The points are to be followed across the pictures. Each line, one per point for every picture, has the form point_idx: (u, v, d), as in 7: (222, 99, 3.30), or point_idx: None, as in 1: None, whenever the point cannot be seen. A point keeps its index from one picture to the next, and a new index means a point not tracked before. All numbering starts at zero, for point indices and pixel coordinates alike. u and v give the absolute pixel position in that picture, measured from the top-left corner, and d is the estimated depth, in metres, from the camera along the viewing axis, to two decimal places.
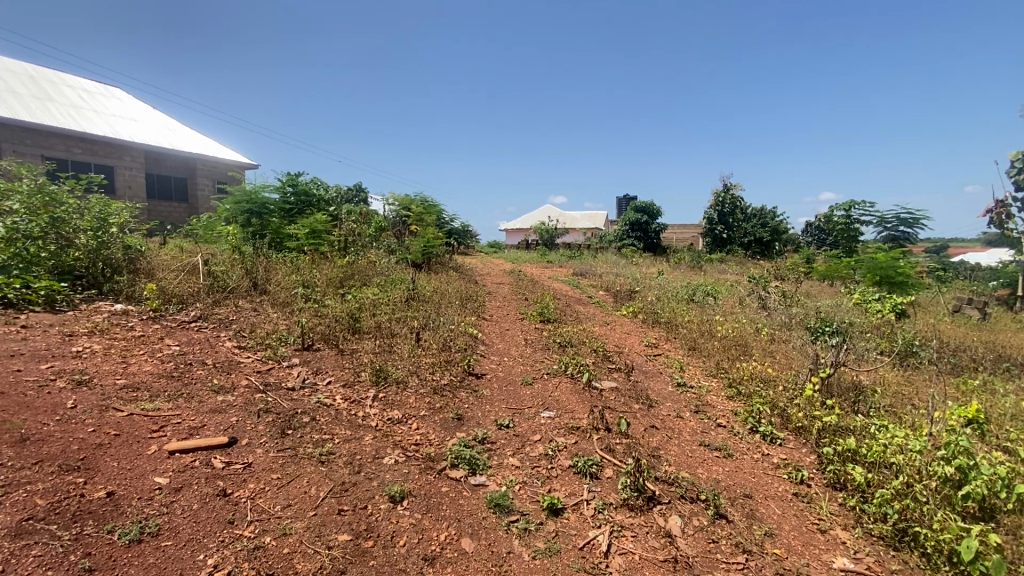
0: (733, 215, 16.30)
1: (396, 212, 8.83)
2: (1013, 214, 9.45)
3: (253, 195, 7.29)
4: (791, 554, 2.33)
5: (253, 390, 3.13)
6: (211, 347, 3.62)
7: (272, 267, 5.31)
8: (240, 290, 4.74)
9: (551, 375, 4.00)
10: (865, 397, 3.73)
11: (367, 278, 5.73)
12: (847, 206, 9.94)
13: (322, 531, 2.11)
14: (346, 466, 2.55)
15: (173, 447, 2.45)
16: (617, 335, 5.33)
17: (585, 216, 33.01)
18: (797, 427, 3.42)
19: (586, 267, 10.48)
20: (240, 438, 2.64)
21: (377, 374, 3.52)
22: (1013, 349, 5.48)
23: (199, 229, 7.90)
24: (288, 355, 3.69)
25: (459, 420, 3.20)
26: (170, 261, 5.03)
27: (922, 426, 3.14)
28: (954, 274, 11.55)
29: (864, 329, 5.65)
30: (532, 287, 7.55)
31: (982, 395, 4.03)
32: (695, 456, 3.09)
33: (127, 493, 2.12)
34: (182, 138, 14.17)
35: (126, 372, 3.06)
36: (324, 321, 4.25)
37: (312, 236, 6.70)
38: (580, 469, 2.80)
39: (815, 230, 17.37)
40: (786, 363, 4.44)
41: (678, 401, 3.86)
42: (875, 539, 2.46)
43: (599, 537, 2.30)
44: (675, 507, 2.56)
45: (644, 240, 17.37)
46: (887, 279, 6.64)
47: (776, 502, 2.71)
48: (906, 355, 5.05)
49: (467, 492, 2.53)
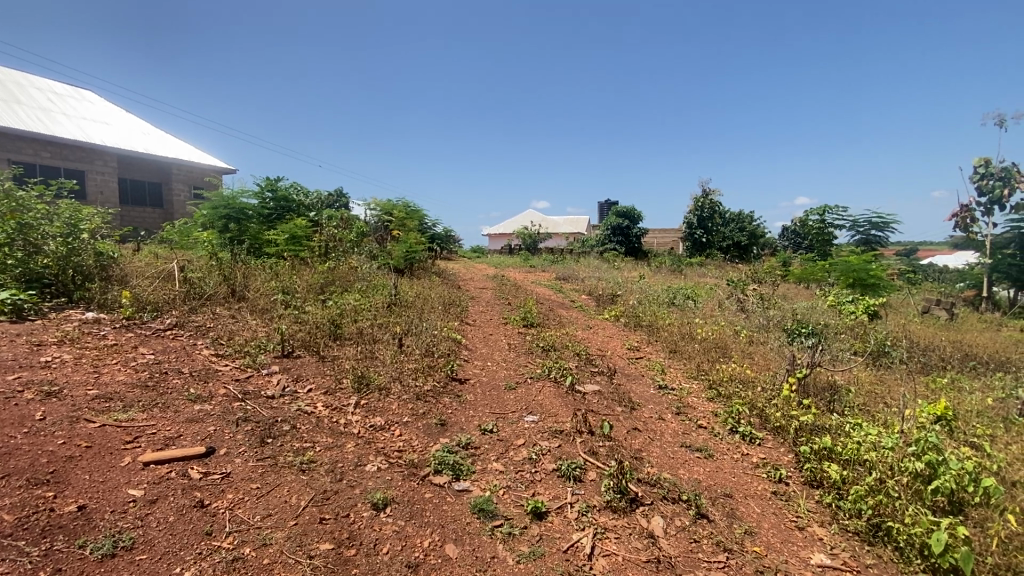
0: (712, 220, 16.58)
1: (378, 218, 8.78)
2: (977, 218, 9.85)
3: (231, 200, 7.13)
4: (770, 552, 2.37)
5: (231, 398, 3.07)
6: (187, 355, 3.54)
7: (250, 273, 5.22)
8: (217, 297, 4.65)
9: (535, 379, 4.01)
10: (840, 397, 3.83)
11: (348, 284, 5.67)
12: (822, 211, 10.25)
13: (303, 541, 2.07)
14: (327, 475, 2.52)
15: (148, 458, 2.38)
16: (600, 339, 5.36)
17: (568, 220, 33.53)
18: (775, 427, 3.48)
19: (567, 272, 10.55)
20: (218, 447, 2.59)
21: (359, 381, 3.49)
22: (979, 348, 5.68)
23: (174, 234, 7.73)
24: (267, 363, 3.63)
25: (442, 425, 3.19)
26: (145, 268, 4.91)
27: (894, 423, 3.24)
28: (922, 275, 11.91)
29: (839, 330, 5.79)
30: (514, 291, 7.59)
31: (950, 393, 4.17)
32: (676, 458, 3.12)
33: (100, 506, 2.06)
34: (156, 142, 13.82)
35: (98, 382, 2.98)
36: (304, 328, 4.19)
37: (292, 242, 6.61)
38: (564, 472, 2.81)
39: (791, 233, 17.82)
40: (764, 364, 4.54)
41: (659, 403, 3.91)
42: (850, 535, 2.52)
43: (583, 540, 2.31)
44: (657, 508, 2.58)
45: (625, 244, 17.56)
46: (860, 281, 6.84)
47: (755, 501, 2.76)
48: (878, 355, 5.21)
49: (451, 498, 2.52)
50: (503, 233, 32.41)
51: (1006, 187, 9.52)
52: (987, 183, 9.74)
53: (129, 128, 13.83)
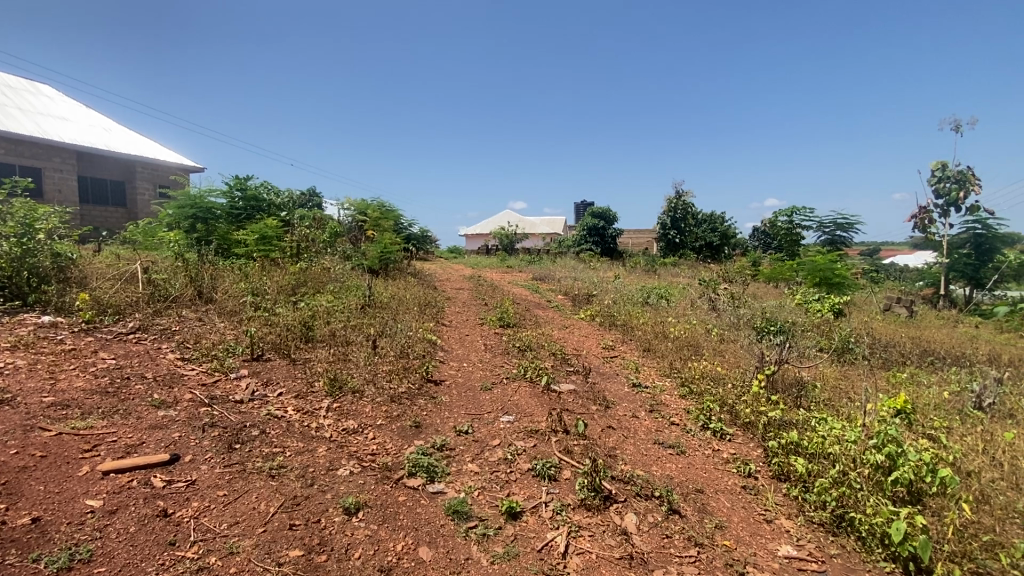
0: (685, 221, 16.89)
1: (352, 218, 8.66)
2: (934, 219, 10.28)
3: (198, 199, 6.92)
4: (739, 545, 2.43)
5: (197, 403, 2.98)
6: (151, 360, 3.42)
7: (218, 274, 5.09)
8: (183, 299, 4.52)
9: (511, 380, 4.01)
10: (806, 392, 3.94)
11: (320, 285, 5.57)
12: (790, 212, 10.58)
13: (272, 548, 2.03)
14: (297, 480, 2.47)
15: (108, 467, 2.29)
16: (576, 338, 5.40)
17: (544, 221, 33.69)
18: (745, 423, 3.57)
19: (544, 272, 10.59)
20: (183, 454, 2.52)
21: (332, 384, 3.43)
22: (937, 344, 5.93)
23: (137, 234, 7.47)
24: (236, 366, 3.53)
25: (417, 427, 3.16)
26: (106, 270, 4.72)
27: (857, 417, 3.35)
28: (884, 274, 12.37)
29: (806, 328, 5.96)
30: (491, 292, 7.57)
31: (910, 387, 4.34)
32: (649, 455, 3.17)
33: (56, 518, 1.98)
34: (118, 139, 13.33)
35: (55, 389, 2.85)
36: (274, 330, 4.10)
37: (262, 242, 6.37)
38: (539, 471, 2.82)
39: (761, 234, 18.29)
40: (734, 362, 4.64)
41: (634, 401, 3.96)
42: (816, 526, 2.60)
43: (557, 539, 2.32)
44: (630, 505, 2.61)
45: (601, 245, 17.73)
46: (825, 280, 7.07)
47: (726, 496, 2.82)
48: (843, 352, 5.38)
49: (425, 500, 2.50)
50: (479, 233, 32.36)
51: (961, 190, 9.98)
52: (943, 186, 10.18)
53: (90, 124, 13.31)
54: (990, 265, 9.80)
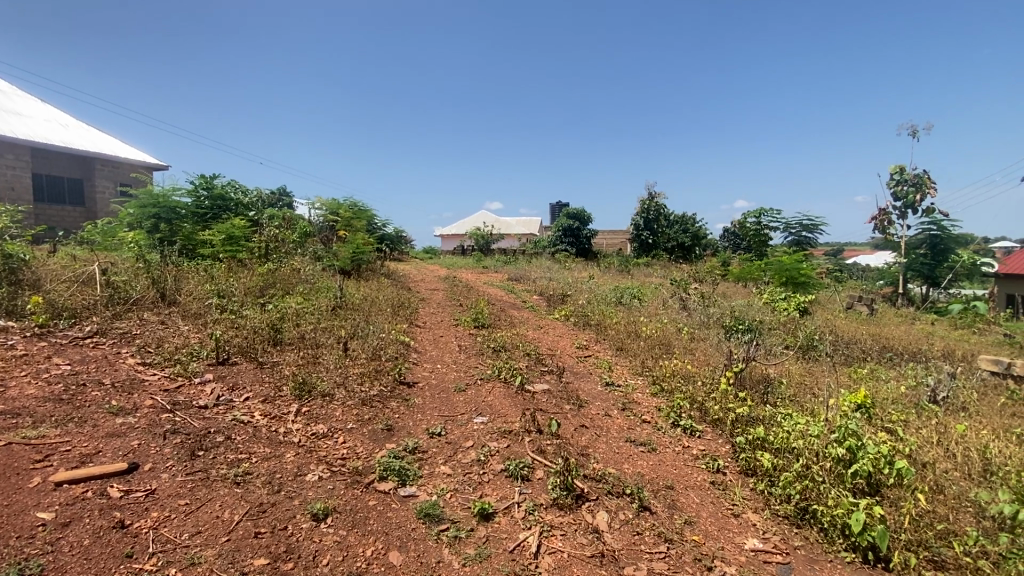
0: (658, 222, 17.18)
1: (323, 218, 8.51)
2: (893, 220, 10.72)
3: (161, 198, 6.69)
4: (708, 539, 2.48)
5: (159, 410, 2.88)
6: (109, 365, 3.29)
7: (183, 275, 4.93)
8: (145, 301, 4.36)
9: (485, 381, 4.00)
10: (772, 388, 4.06)
11: (290, 287, 5.46)
12: (758, 214, 10.88)
13: (236, 557, 1.97)
14: (264, 486, 2.41)
15: (61, 477, 2.19)
16: (550, 338, 5.42)
17: (520, 222, 33.77)
18: (714, 419, 3.65)
19: (519, 273, 10.62)
20: (143, 463, 2.42)
21: (301, 388, 3.36)
22: (895, 341, 6.17)
23: (96, 234, 7.16)
24: (200, 371, 3.43)
25: (389, 430, 3.12)
26: (60, 271, 4.51)
27: (820, 412, 3.46)
28: (847, 274, 12.84)
29: (773, 326, 6.13)
30: (465, 293, 7.53)
31: (870, 382, 4.51)
32: (621, 453, 3.20)
33: (3, 532, 1.88)
34: (76, 136, 12.76)
35: (3, 397, 2.71)
36: (241, 333, 3.99)
37: (229, 242, 6.23)
38: (512, 472, 2.82)
39: (731, 235, 18.75)
40: (704, 359, 4.74)
41: (606, 400, 4.00)
42: (781, 519, 2.67)
43: (529, 539, 2.33)
44: (602, 503, 2.64)
45: (575, 245, 17.87)
46: (791, 279, 7.29)
47: (695, 492, 2.88)
48: (807, 349, 5.55)
49: (396, 504, 2.47)
50: (455, 233, 32.20)
51: (918, 193, 10.43)
52: (901, 189, 10.62)
53: (46, 119, 12.72)
54: (944, 265, 10.28)
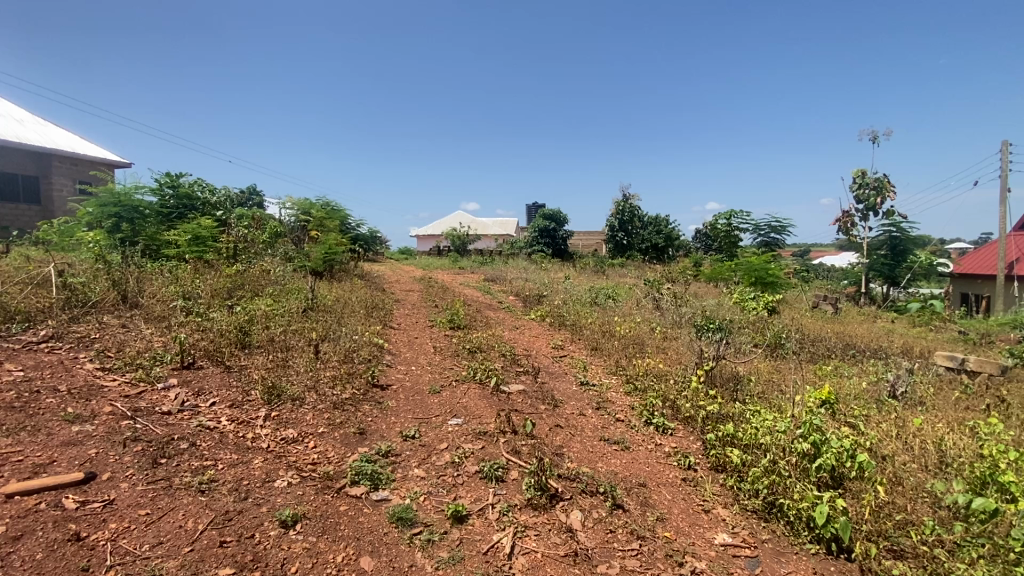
0: (632, 223, 17.41)
1: (295, 218, 8.33)
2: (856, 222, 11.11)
3: (123, 197, 6.45)
4: (679, 535, 2.52)
5: (119, 416, 2.77)
6: (66, 370, 3.15)
7: (146, 277, 4.76)
8: (105, 304, 4.19)
9: (460, 382, 3.98)
10: (742, 386, 4.15)
11: (259, 288, 5.32)
12: (728, 215, 11.14)
13: (200, 567, 1.90)
14: (230, 494, 2.34)
15: (11, 489, 2.09)
16: (525, 339, 5.43)
17: (496, 223, 33.75)
18: (685, 417, 3.72)
19: (495, 273, 10.61)
20: (101, 472, 2.33)
21: (269, 392, 3.28)
22: (858, 338, 6.40)
23: (52, 234, 6.85)
24: (164, 376, 3.31)
25: (361, 434, 3.07)
26: (13, 272, 4.29)
27: (786, 409, 3.55)
28: (813, 274, 13.26)
29: (742, 325, 6.28)
30: (441, 294, 7.49)
31: (834, 378, 4.66)
32: (595, 452, 3.23)
33: None
34: (31, 132, 12.16)
35: None
36: (207, 336, 3.87)
37: (195, 243, 6.04)
38: (486, 473, 2.81)
39: (703, 236, 19.14)
40: (676, 358, 4.82)
41: (581, 399, 4.03)
42: (749, 513, 2.74)
43: (503, 540, 2.32)
44: (576, 502, 2.66)
45: (551, 246, 17.95)
46: (760, 279, 7.49)
47: (667, 489, 2.92)
48: (775, 347, 5.71)
49: (369, 509, 2.43)
50: (431, 234, 31.97)
51: (879, 197, 10.86)
52: (863, 192, 11.03)
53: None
54: (903, 265, 10.72)
